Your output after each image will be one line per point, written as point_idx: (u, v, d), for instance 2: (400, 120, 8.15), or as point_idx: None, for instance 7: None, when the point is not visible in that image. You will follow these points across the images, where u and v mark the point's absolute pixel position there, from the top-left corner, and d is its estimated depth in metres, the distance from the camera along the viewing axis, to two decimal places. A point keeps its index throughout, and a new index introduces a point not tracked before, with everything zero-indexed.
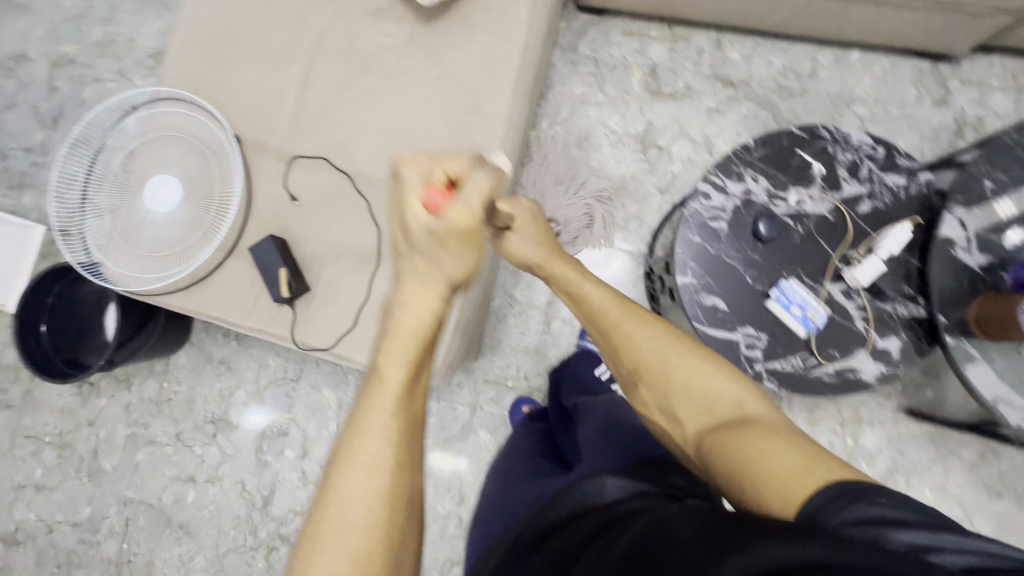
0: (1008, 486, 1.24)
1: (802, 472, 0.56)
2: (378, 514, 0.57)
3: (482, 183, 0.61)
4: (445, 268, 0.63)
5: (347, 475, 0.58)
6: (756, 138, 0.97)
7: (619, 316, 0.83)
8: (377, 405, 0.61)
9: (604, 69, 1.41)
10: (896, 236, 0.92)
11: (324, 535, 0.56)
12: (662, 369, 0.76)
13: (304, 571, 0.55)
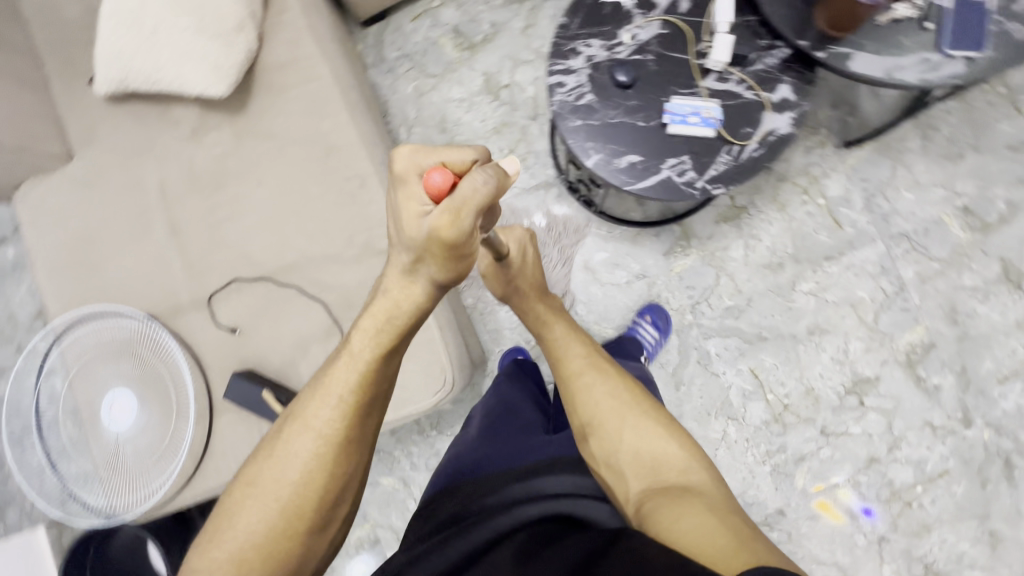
0: (964, 144, 1.30)
1: (728, 537, 0.58)
2: (312, 475, 0.64)
3: (478, 187, 0.54)
4: (428, 269, 0.61)
5: (289, 442, 0.66)
6: (565, 13, 1.03)
7: (586, 368, 0.89)
8: (330, 386, 0.66)
9: (419, 58, 1.46)
10: (722, 8, 0.97)
11: (258, 478, 0.65)
12: (618, 421, 0.82)
13: (234, 505, 0.65)
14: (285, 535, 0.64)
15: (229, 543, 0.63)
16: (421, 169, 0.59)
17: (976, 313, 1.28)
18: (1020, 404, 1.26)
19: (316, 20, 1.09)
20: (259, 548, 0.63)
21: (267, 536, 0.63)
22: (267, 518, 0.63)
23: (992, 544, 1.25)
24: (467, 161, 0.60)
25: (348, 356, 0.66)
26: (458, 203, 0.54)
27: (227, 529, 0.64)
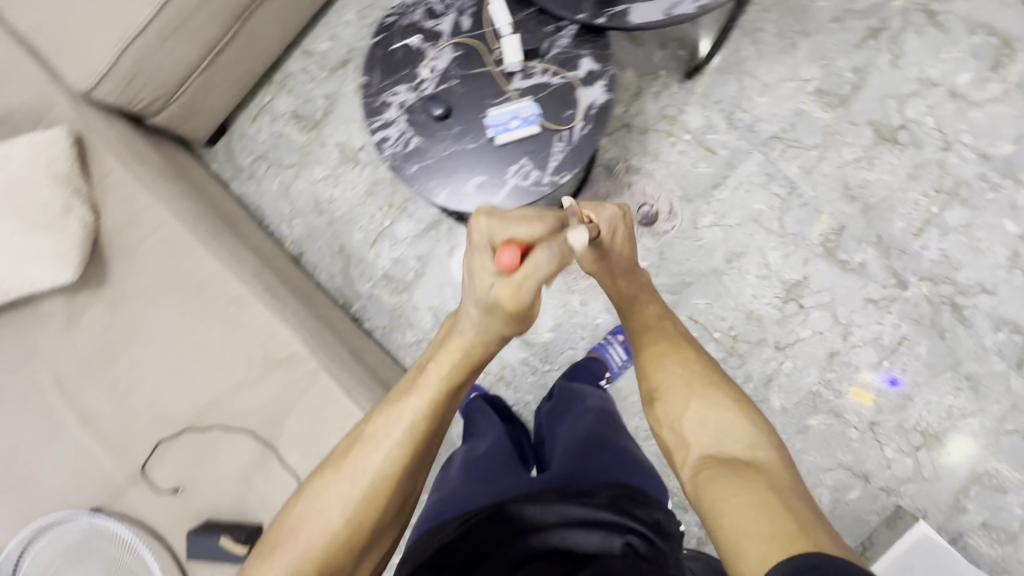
0: (794, 33, 1.33)
1: (770, 524, 0.59)
2: (378, 485, 0.71)
3: (543, 261, 0.64)
4: (495, 326, 0.71)
5: (357, 461, 0.73)
6: (364, 73, 1.04)
7: (660, 344, 0.89)
8: (407, 408, 0.74)
9: (272, 154, 1.47)
10: (499, 12, 0.98)
11: (329, 483, 0.72)
12: (692, 390, 0.81)
13: (303, 510, 0.70)
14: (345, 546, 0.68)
15: (294, 551, 0.67)
16: (492, 243, 0.67)
17: (869, 181, 1.30)
18: (944, 248, 1.28)
19: (143, 169, 1.11)
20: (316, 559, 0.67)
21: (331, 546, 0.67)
22: (331, 524, 0.68)
23: (972, 388, 1.27)
24: (531, 235, 0.67)
25: (424, 381, 0.75)
26: (523, 275, 0.64)
27: (295, 532, 0.69)
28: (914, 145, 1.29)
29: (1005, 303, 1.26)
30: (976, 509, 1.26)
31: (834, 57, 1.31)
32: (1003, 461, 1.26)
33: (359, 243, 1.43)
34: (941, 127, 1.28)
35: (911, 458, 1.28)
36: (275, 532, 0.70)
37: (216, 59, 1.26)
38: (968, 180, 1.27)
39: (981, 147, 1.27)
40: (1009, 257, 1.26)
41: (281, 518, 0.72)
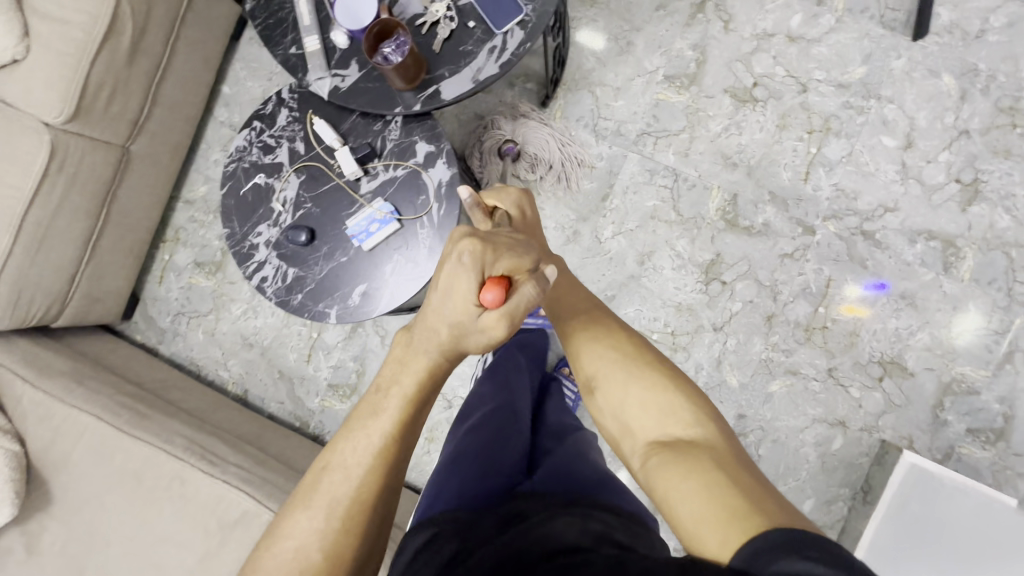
0: (626, 32, 1.36)
1: (723, 506, 0.47)
2: (338, 525, 0.55)
3: (531, 295, 0.55)
4: (470, 337, 0.55)
5: (326, 487, 0.56)
6: (223, 225, 1.06)
7: (580, 326, 0.75)
8: (375, 424, 0.58)
9: (188, 307, 1.49)
10: (324, 129, 1.02)
11: (279, 533, 0.56)
12: (631, 373, 0.66)
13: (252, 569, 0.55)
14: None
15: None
16: (482, 273, 0.53)
17: (744, 145, 1.32)
18: (836, 183, 1.29)
19: (53, 381, 1.13)
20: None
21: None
22: (303, 565, 0.54)
23: (910, 305, 1.27)
24: (523, 262, 0.57)
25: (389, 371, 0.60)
26: (513, 306, 0.54)
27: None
28: (772, 97, 1.31)
29: (911, 214, 1.27)
30: (957, 419, 1.26)
31: (670, 42, 1.34)
32: (965, 364, 1.26)
33: (295, 362, 1.45)
34: (792, 72, 1.31)
35: (879, 391, 1.28)
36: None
37: (97, 246, 1.28)
38: (834, 112, 1.29)
39: (835, 78, 1.30)
40: (899, 170, 1.28)
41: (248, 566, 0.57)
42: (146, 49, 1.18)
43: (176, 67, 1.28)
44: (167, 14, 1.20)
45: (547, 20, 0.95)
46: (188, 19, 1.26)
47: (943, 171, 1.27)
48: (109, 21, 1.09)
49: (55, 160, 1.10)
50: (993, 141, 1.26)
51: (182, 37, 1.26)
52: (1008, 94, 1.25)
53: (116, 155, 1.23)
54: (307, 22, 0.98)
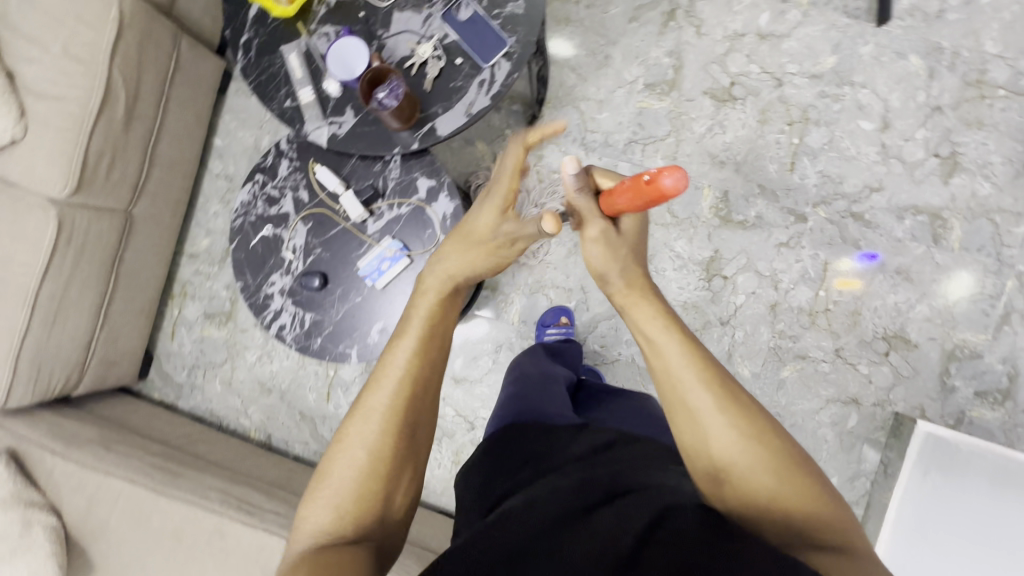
0: (603, 46, 1.40)
1: None
2: (388, 427, 0.63)
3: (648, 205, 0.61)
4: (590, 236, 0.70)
5: (371, 398, 0.65)
6: (236, 279, 1.08)
7: (709, 402, 0.59)
8: (399, 347, 0.67)
9: (203, 359, 1.51)
10: (326, 176, 1.04)
11: (342, 441, 0.63)
12: (768, 468, 0.56)
13: (328, 471, 0.62)
14: (365, 488, 0.61)
15: (324, 500, 0.60)
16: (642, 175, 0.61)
17: (729, 142, 1.36)
18: (821, 170, 1.33)
19: (82, 450, 1.13)
20: (341, 502, 0.60)
21: (354, 493, 0.60)
22: (355, 462, 0.62)
23: (906, 279, 1.31)
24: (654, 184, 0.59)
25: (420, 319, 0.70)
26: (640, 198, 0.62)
27: (325, 486, 0.61)
28: (751, 94, 1.36)
29: (896, 192, 1.32)
30: (964, 383, 1.30)
31: (646, 51, 1.39)
32: (965, 330, 1.30)
33: (315, 402, 1.46)
34: (767, 69, 1.35)
35: (886, 365, 1.32)
36: (309, 487, 0.62)
37: (109, 311, 1.29)
38: (811, 102, 1.34)
39: (808, 70, 1.34)
40: (880, 151, 1.32)
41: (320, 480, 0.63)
42: (140, 114, 1.20)
43: (169, 127, 1.30)
44: (157, 78, 1.22)
45: (531, 50, 0.98)
46: (177, 79, 1.29)
47: (922, 148, 1.32)
48: (103, 92, 1.11)
49: (63, 234, 1.12)
50: (966, 113, 1.31)
51: (172, 98, 1.29)
52: (974, 67, 1.31)
53: (120, 220, 1.25)
54: (299, 75, 1.01)
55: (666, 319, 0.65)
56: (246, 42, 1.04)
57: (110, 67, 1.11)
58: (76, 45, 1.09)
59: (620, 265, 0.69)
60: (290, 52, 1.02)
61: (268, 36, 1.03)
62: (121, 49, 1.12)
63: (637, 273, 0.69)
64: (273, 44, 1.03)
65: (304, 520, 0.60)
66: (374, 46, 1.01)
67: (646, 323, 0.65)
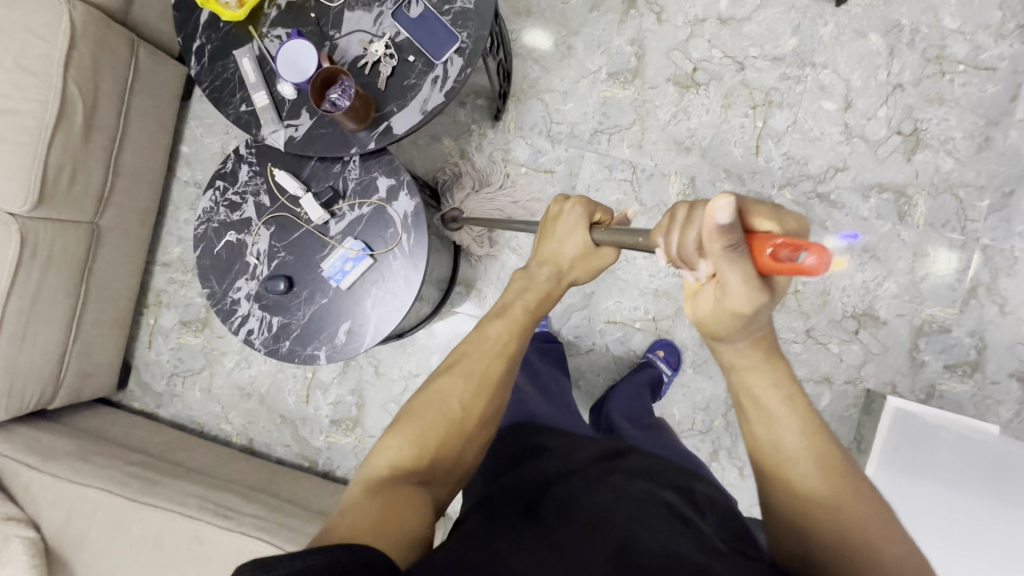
0: (565, 37, 1.40)
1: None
2: (472, 396, 0.75)
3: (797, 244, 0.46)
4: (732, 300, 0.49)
5: (467, 365, 0.78)
6: (202, 286, 1.08)
7: (818, 479, 0.58)
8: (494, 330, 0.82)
9: (181, 367, 1.51)
10: (285, 180, 1.04)
11: (435, 391, 0.76)
12: (875, 545, 0.54)
13: (418, 410, 0.74)
14: (442, 446, 0.71)
15: (414, 426, 0.72)
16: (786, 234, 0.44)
17: (694, 128, 1.36)
18: (786, 152, 1.34)
19: (58, 462, 1.14)
20: (420, 449, 0.70)
21: (433, 445, 0.70)
22: (445, 409, 0.73)
23: (873, 257, 1.32)
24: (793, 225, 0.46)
25: (496, 326, 0.81)
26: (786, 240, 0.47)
27: (415, 419, 0.73)
28: (713, 79, 1.36)
29: (861, 171, 1.33)
30: (933, 357, 1.31)
31: (608, 40, 1.38)
32: (933, 305, 1.31)
33: (295, 404, 1.47)
34: (728, 53, 1.36)
35: (857, 343, 1.33)
36: (393, 426, 0.73)
37: (81, 323, 1.30)
38: (774, 85, 1.34)
39: (769, 53, 1.35)
40: (843, 131, 1.33)
41: (405, 413, 0.75)
42: (99, 124, 1.20)
43: (132, 136, 1.30)
44: (115, 87, 1.22)
45: (484, 44, 0.98)
46: (137, 88, 1.28)
47: (884, 126, 1.32)
48: (59, 104, 1.11)
49: (27, 248, 1.12)
50: (927, 90, 1.31)
51: (133, 107, 1.28)
52: (933, 43, 1.31)
53: (86, 231, 1.25)
54: (253, 79, 1.01)
55: (788, 392, 0.61)
56: (199, 48, 1.03)
57: (64, 78, 1.11)
58: (28, 57, 1.08)
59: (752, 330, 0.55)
60: (243, 56, 1.01)
61: (220, 41, 1.03)
62: (75, 60, 1.12)
63: (765, 332, 0.58)
64: (226, 49, 1.03)
65: (383, 449, 0.70)
66: (326, 47, 1.00)
67: (762, 391, 0.61)
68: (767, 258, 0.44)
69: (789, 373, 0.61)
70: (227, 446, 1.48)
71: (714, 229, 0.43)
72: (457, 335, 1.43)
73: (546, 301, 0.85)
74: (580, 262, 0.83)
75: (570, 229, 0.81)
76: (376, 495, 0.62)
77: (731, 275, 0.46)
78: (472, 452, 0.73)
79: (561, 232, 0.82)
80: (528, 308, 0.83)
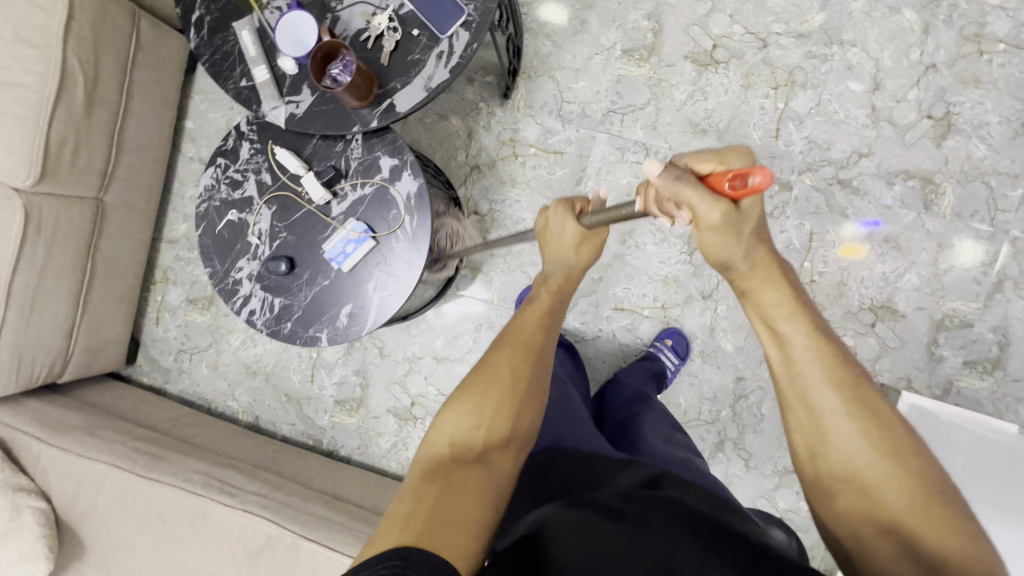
0: (578, 11, 1.34)
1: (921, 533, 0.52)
2: (522, 361, 0.74)
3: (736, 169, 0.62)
4: (706, 215, 0.59)
5: (514, 335, 0.78)
6: (204, 265, 1.07)
7: (837, 404, 0.59)
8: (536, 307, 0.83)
9: (188, 344, 1.52)
10: (286, 158, 1.02)
11: (487, 363, 0.74)
12: (903, 481, 0.55)
13: (471, 382, 0.71)
14: (498, 414, 0.68)
15: (467, 398, 0.69)
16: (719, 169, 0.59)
17: (711, 109, 1.30)
18: (807, 135, 1.28)
19: (66, 436, 1.16)
20: (478, 419, 0.67)
21: (492, 416, 0.68)
22: (497, 375, 0.72)
23: (895, 247, 1.27)
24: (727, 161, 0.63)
25: (529, 309, 0.83)
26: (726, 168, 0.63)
27: (471, 387, 0.71)
28: (734, 58, 1.29)
29: (886, 157, 1.26)
30: (952, 353, 1.27)
31: (623, 15, 1.32)
32: (956, 299, 1.26)
33: (300, 383, 1.47)
34: (751, 29, 1.29)
35: (873, 336, 1.29)
36: (451, 396, 0.71)
37: (88, 299, 1.30)
38: (797, 64, 1.28)
39: (794, 29, 1.27)
40: (869, 114, 1.26)
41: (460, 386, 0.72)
42: (101, 98, 1.18)
43: (135, 111, 1.28)
44: (117, 60, 1.19)
45: (491, 18, 0.94)
46: (140, 62, 1.26)
47: (914, 109, 1.25)
48: (59, 76, 1.09)
49: (32, 224, 1.12)
50: (961, 70, 1.24)
51: (136, 80, 1.26)
52: (972, 21, 1.23)
53: (91, 207, 1.24)
54: (252, 53, 0.98)
55: (794, 308, 0.64)
56: (198, 19, 1.00)
57: (64, 50, 1.08)
58: (27, 28, 1.06)
59: (744, 252, 0.65)
60: (243, 28, 0.98)
61: (219, 12, 1.00)
62: (74, 31, 1.09)
63: (760, 248, 0.66)
64: (225, 21, 1.00)
65: (443, 422, 0.68)
66: (327, 20, 0.97)
67: (772, 314, 0.65)
68: (725, 193, 0.58)
69: (797, 297, 0.66)
70: (233, 422, 1.50)
71: (659, 178, 0.59)
72: (460, 319, 1.41)
73: (569, 282, 0.86)
74: (584, 245, 0.84)
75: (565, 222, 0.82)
76: (439, 476, 0.61)
77: (699, 210, 0.59)
78: (527, 423, 0.71)
79: (556, 230, 0.84)
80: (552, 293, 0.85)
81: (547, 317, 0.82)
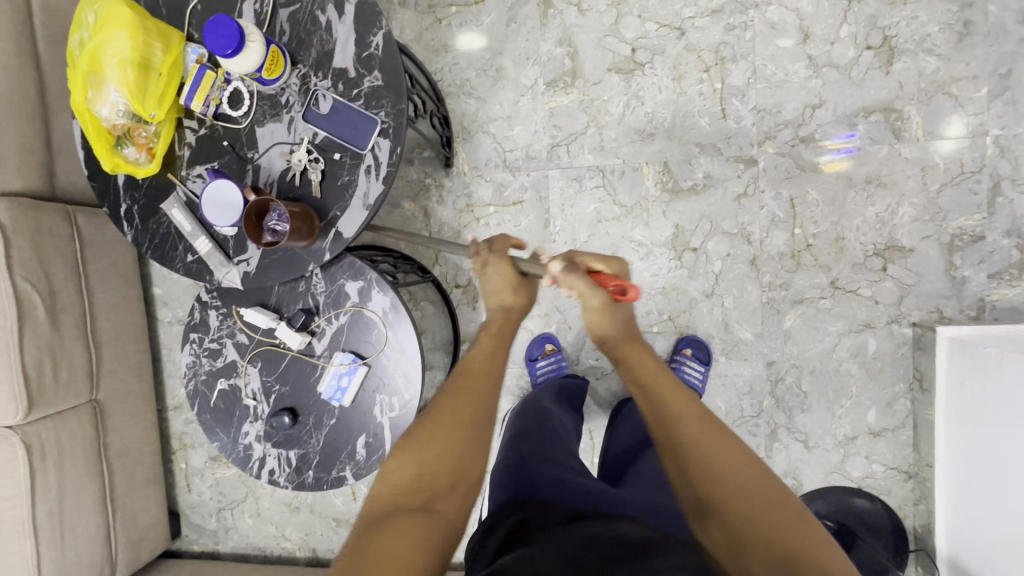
0: (487, 62, 1.31)
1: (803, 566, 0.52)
2: (467, 404, 0.69)
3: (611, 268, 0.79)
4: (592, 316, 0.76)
5: (462, 376, 0.72)
6: (211, 441, 1.06)
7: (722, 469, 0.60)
8: (479, 344, 0.76)
9: (226, 500, 1.50)
10: (255, 316, 1.00)
11: (430, 408, 0.70)
12: (745, 504, 0.57)
13: (414, 428, 0.68)
14: (442, 458, 0.65)
15: (411, 443, 0.67)
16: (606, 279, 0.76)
17: (651, 112, 1.27)
18: (754, 106, 1.24)
19: None
20: (421, 467, 0.65)
21: (434, 462, 0.65)
22: (439, 417, 0.68)
23: (880, 185, 1.23)
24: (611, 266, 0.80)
25: (472, 350, 0.76)
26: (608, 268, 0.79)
27: (413, 434, 0.68)
28: (656, 55, 1.26)
29: (840, 100, 1.22)
30: (974, 271, 1.21)
31: (534, 51, 1.30)
32: (959, 217, 1.21)
33: (344, 505, 1.45)
34: (663, 22, 1.26)
35: (888, 279, 1.24)
36: (396, 444, 0.68)
37: (115, 497, 1.29)
38: (720, 41, 1.24)
39: (706, 8, 1.24)
40: (808, 65, 1.23)
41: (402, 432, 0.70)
42: (64, 307, 1.17)
43: (101, 304, 1.28)
44: (66, 265, 1.19)
45: (406, 117, 0.92)
46: (89, 256, 1.25)
47: (851, 46, 1.21)
48: (16, 305, 1.08)
49: (34, 454, 1.11)
50: None
51: (91, 275, 1.25)
52: None
53: (87, 411, 1.23)
54: (189, 228, 0.96)
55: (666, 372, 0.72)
56: (127, 212, 0.98)
57: (12, 279, 1.07)
58: None
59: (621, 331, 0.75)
60: (172, 208, 0.96)
61: (145, 199, 0.98)
62: (17, 258, 1.09)
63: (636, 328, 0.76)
64: (153, 204, 0.98)
65: (385, 471, 0.65)
66: (250, 173, 0.95)
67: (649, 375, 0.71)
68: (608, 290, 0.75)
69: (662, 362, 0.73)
70: (293, 563, 1.48)
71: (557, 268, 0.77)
72: None
73: (510, 322, 0.79)
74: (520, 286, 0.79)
75: (498, 266, 0.78)
76: (377, 530, 0.59)
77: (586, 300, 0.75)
78: (478, 466, 0.67)
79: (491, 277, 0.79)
80: (492, 332, 0.78)
81: (496, 357, 0.74)
